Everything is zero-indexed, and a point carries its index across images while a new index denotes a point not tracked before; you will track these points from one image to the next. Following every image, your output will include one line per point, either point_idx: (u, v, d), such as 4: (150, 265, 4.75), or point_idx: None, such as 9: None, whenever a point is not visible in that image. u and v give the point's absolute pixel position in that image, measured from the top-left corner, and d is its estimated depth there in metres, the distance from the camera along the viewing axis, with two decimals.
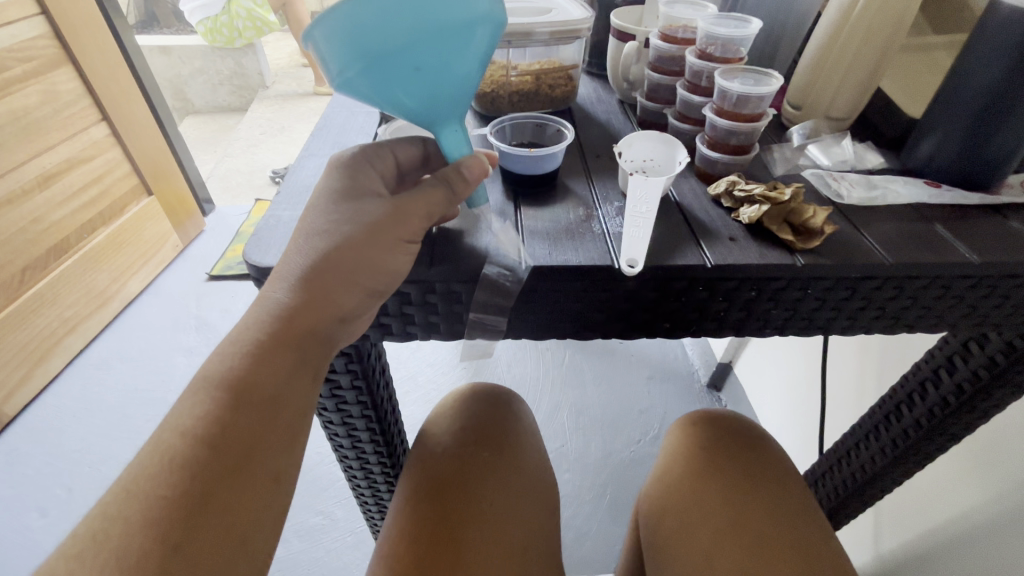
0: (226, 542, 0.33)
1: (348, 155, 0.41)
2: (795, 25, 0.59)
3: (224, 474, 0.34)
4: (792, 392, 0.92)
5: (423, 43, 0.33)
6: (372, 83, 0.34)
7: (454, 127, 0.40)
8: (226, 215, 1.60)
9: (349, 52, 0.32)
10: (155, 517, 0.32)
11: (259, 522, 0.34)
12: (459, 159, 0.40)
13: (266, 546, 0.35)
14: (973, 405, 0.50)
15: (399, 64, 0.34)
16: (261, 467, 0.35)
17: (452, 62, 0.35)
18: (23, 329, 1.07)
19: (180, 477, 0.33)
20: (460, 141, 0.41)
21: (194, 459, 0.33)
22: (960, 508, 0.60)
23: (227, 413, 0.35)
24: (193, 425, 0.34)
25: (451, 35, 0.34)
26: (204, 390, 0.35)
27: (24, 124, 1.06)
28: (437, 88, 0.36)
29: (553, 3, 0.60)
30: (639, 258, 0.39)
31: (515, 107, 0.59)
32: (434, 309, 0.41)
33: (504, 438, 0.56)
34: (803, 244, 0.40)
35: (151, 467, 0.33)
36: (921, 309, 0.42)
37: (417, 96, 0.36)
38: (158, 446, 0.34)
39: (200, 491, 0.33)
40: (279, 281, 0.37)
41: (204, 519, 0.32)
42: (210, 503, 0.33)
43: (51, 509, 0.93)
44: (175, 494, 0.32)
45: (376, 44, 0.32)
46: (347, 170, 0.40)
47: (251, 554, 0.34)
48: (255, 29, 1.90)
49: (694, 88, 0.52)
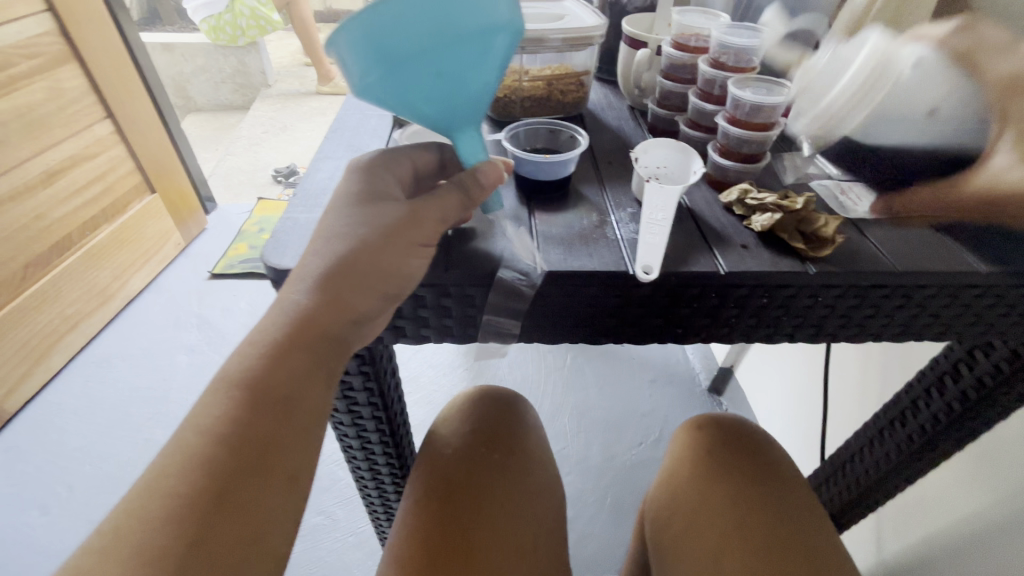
0: (241, 542, 0.33)
1: (367, 158, 0.41)
2: (805, 34, 0.60)
3: (241, 473, 0.34)
4: (794, 396, 0.93)
5: (446, 48, 0.33)
6: (392, 88, 0.35)
7: (471, 134, 0.41)
8: (228, 213, 1.60)
9: (374, 58, 0.32)
10: (176, 514, 0.32)
11: (273, 523, 0.34)
12: (476, 165, 0.41)
13: (284, 546, 0.35)
14: (977, 411, 0.51)
15: (422, 69, 0.34)
16: (278, 466, 0.35)
17: (472, 69, 0.36)
18: (26, 325, 1.07)
19: (199, 477, 0.33)
20: (477, 148, 0.42)
21: (213, 458, 0.34)
22: (962, 513, 0.61)
23: (246, 413, 0.35)
24: (211, 423, 0.35)
25: (472, 41, 0.34)
26: (223, 390, 0.36)
27: (28, 120, 1.05)
28: (457, 94, 0.37)
29: (565, 10, 0.61)
30: (654, 263, 0.39)
31: (527, 113, 0.60)
32: (449, 311, 0.42)
33: (512, 440, 0.56)
34: (813, 252, 0.40)
35: (173, 466, 0.34)
36: (929, 317, 0.42)
37: (436, 101, 0.37)
38: (179, 445, 0.34)
39: (217, 489, 0.33)
40: (298, 282, 0.37)
41: (223, 517, 0.33)
42: (228, 501, 0.33)
43: (52, 506, 0.93)
44: (192, 492, 0.33)
45: (400, 49, 0.32)
46: (367, 174, 0.40)
47: (268, 553, 0.34)
48: (259, 28, 1.93)
49: (706, 96, 0.52)
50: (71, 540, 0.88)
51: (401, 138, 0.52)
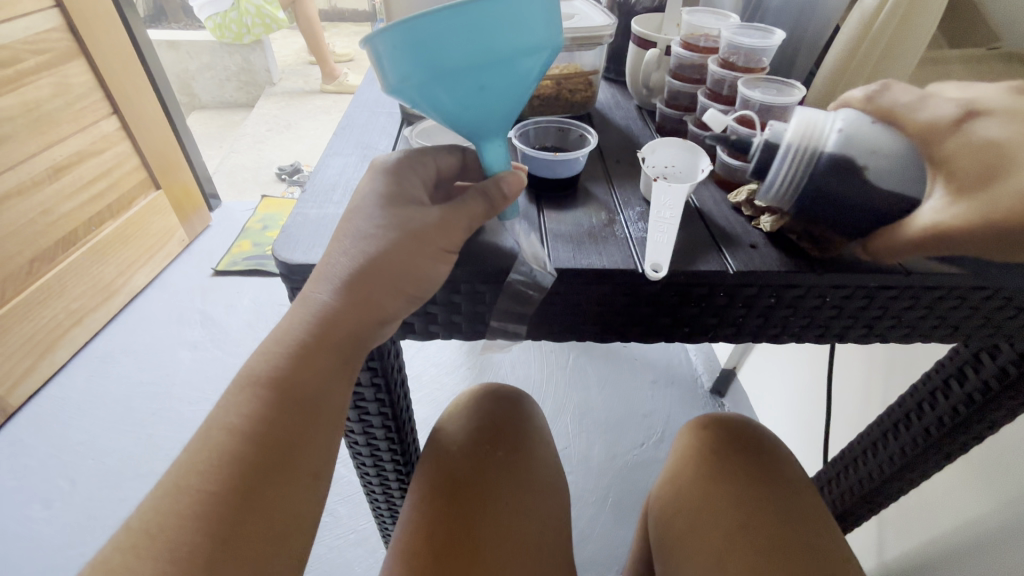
0: (267, 540, 0.34)
1: (392, 160, 0.41)
2: (813, 35, 0.60)
3: (266, 473, 0.35)
4: (796, 398, 0.93)
5: (488, 63, 0.34)
6: (428, 96, 0.35)
7: (498, 142, 0.41)
8: (232, 210, 1.60)
9: (414, 64, 0.33)
10: (205, 511, 0.33)
11: (298, 518, 0.36)
12: (499, 174, 0.41)
13: (304, 541, 0.37)
14: (984, 414, 0.51)
15: (461, 81, 0.34)
16: (300, 466, 0.36)
17: (509, 78, 0.36)
18: (31, 320, 1.07)
19: (227, 475, 0.34)
20: (502, 155, 0.42)
21: (241, 457, 0.34)
22: (965, 517, 0.61)
23: (274, 413, 0.36)
24: (240, 422, 0.35)
25: (512, 52, 0.34)
26: (250, 388, 0.36)
27: (36, 116, 1.06)
28: (494, 107, 0.37)
29: (575, 9, 0.61)
30: (662, 261, 0.39)
31: (535, 111, 0.60)
32: (458, 308, 0.42)
33: (518, 438, 0.56)
34: (821, 252, 0.40)
35: (199, 462, 0.34)
36: (936, 318, 0.42)
37: (472, 113, 0.37)
38: (206, 442, 0.35)
39: (244, 489, 0.34)
40: (324, 282, 0.37)
41: (251, 516, 0.34)
42: (255, 499, 0.34)
43: (55, 501, 0.93)
44: (220, 489, 0.34)
45: (442, 59, 0.33)
46: (393, 176, 0.40)
47: (292, 547, 0.36)
48: (264, 26, 1.94)
49: (715, 96, 0.53)
50: (74, 534, 0.89)
51: (411, 134, 0.52)
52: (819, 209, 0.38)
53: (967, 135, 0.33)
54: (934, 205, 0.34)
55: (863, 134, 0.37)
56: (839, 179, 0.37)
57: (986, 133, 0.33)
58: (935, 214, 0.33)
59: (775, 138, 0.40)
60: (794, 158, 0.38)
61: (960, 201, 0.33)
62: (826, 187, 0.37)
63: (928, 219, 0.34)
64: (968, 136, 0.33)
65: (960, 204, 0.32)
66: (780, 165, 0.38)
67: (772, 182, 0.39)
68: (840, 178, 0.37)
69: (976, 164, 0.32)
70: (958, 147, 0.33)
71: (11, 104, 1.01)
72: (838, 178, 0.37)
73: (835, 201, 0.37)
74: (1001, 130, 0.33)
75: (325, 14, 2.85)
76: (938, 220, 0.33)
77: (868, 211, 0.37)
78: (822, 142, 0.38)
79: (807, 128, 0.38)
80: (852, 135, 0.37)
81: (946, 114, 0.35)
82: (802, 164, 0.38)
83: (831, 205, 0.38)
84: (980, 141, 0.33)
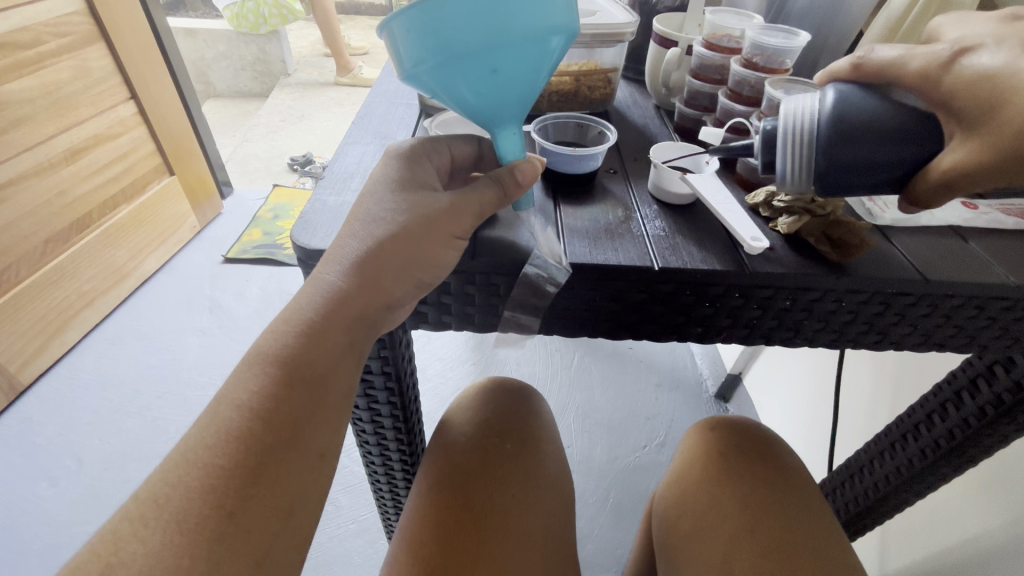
0: (274, 516, 0.34)
1: (407, 146, 0.42)
2: (835, 40, 0.62)
3: (273, 450, 0.35)
4: (803, 405, 0.92)
5: (502, 45, 0.33)
6: (439, 80, 0.35)
7: (512, 131, 0.41)
8: (244, 199, 1.62)
9: (426, 47, 0.33)
10: (212, 485, 0.33)
11: (305, 495, 0.36)
12: (514, 162, 0.41)
13: (309, 522, 0.37)
14: (995, 428, 0.50)
15: (475, 64, 0.34)
16: (310, 445, 0.36)
17: (523, 64, 0.35)
18: (44, 299, 1.08)
19: (234, 450, 0.34)
20: (517, 144, 0.41)
21: (247, 432, 0.35)
22: (973, 531, 0.60)
23: (280, 390, 0.36)
24: (248, 399, 0.36)
25: (527, 34, 0.34)
26: (258, 365, 0.36)
27: (55, 99, 1.07)
28: (506, 91, 0.37)
29: (596, 6, 0.62)
30: (761, 235, 0.41)
31: (553, 107, 0.61)
32: (471, 300, 0.42)
33: (524, 432, 0.57)
34: (839, 257, 0.40)
35: (208, 437, 0.35)
36: (954, 328, 0.42)
37: (484, 96, 0.37)
38: (215, 418, 0.35)
39: (253, 464, 0.34)
40: (332, 264, 0.37)
41: (258, 490, 0.34)
42: (262, 477, 0.34)
43: (61, 479, 0.94)
44: (230, 464, 0.34)
45: (453, 41, 0.33)
46: (407, 162, 0.41)
47: (298, 527, 0.36)
48: (281, 17, 1.97)
49: (736, 97, 0.53)
50: (77, 514, 0.89)
51: (430, 127, 0.53)
52: (836, 189, 0.35)
53: (961, 71, 0.31)
54: (950, 147, 0.31)
55: (856, 104, 0.33)
56: (850, 155, 0.33)
57: (981, 63, 0.30)
58: (953, 154, 0.31)
59: (770, 129, 0.37)
60: (793, 147, 0.35)
61: (970, 138, 0.30)
62: (838, 168, 0.34)
63: (948, 161, 0.31)
64: (963, 70, 0.31)
65: (975, 139, 0.30)
66: (782, 158, 0.36)
67: (780, 176, 0.36)
68: (851, 155, 0.33)
69: (979, 97, 0.30)
70: (956, 83, 0.31)
71: (30, 86, 1.02)
72: (848, 155, 0.33)
73: (854, 177, 0.34)
74: (998, 57, 0.30)
75: (342, 6, 2.88)
76: (957, 160, 0.30)
77: (886, 175, 0.34)
78: (817, 122, 0.34)
79: (796, 110, 0.35)
80: (845, 107, 0.33)
81: (936, 54, 0.32)
82: (806, 150, 0.35)
83: (850, 181, 0.34)
84: (974, 75, 0.30)
